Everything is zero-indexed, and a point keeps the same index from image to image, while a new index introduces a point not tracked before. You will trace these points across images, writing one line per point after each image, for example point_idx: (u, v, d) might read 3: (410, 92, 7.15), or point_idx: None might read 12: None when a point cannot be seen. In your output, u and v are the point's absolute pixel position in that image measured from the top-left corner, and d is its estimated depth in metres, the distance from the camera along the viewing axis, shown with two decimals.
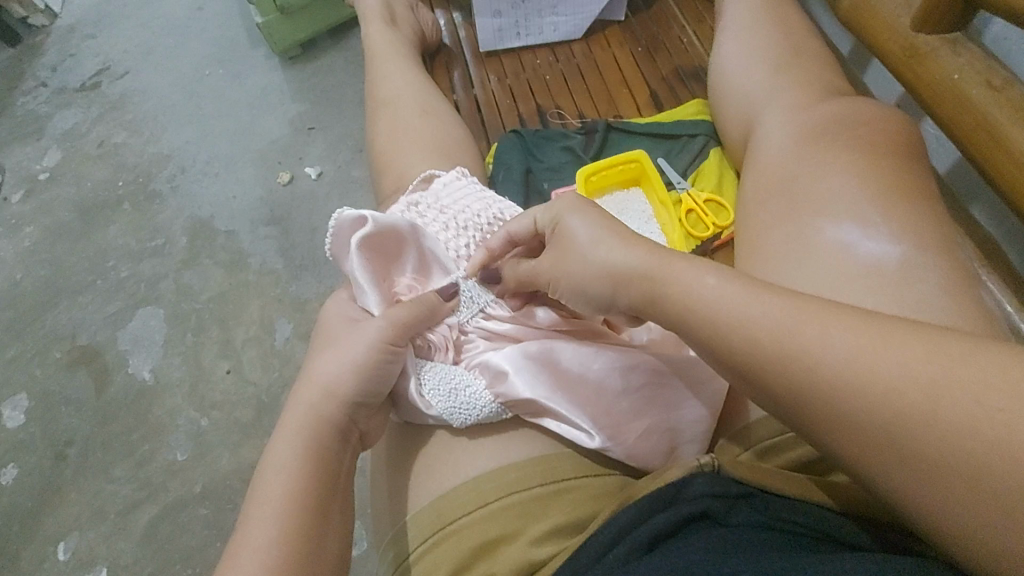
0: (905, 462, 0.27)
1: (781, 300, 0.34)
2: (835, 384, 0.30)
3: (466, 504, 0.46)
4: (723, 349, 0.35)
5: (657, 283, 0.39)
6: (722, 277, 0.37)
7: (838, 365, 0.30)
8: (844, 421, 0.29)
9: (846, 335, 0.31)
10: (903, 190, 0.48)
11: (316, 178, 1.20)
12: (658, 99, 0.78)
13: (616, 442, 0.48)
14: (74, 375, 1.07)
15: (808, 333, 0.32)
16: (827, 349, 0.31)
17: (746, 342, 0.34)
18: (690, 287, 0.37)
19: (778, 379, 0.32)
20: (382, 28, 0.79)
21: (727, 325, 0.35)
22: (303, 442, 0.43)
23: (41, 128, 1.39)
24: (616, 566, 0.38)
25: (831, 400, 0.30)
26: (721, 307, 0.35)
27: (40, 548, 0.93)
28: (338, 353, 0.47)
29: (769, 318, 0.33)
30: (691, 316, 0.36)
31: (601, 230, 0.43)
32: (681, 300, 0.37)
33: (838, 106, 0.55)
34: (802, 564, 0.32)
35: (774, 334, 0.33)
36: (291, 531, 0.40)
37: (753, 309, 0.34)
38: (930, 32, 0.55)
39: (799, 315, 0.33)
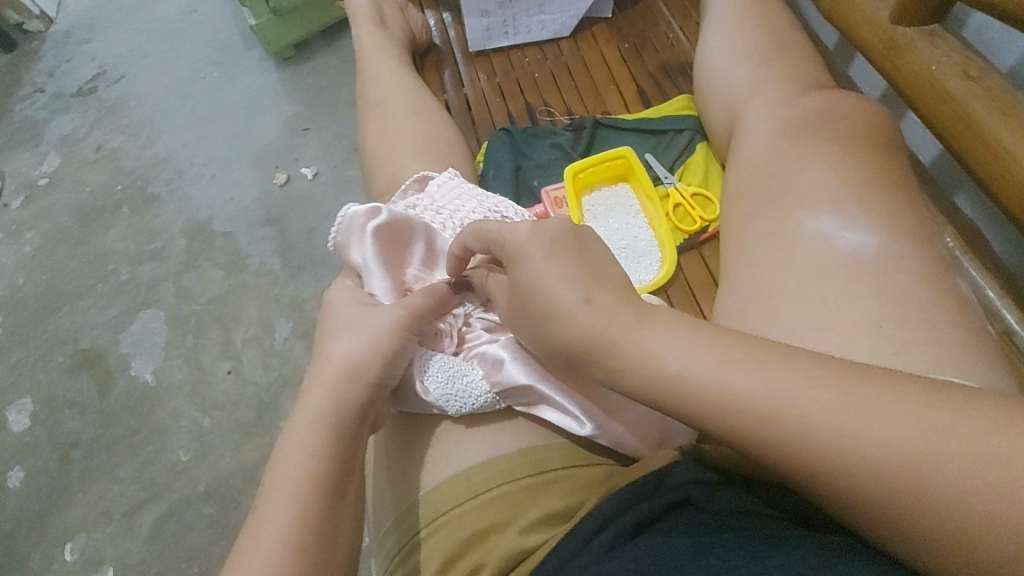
0: (907, 525, 0.28)
1: (756, 367, 0.33)
2: (829, 457, 0.30)
3: (459, 496, 0.47)
4: (708, 427, 0.33)
5: (630, 352, 0.36)
6: (694, 339, 0.35)
7: (828, 436, 0.30)
8: (842, 492, 0.30)
9: (827, 400, 0.31)
10: (878, 180, 0.49)
11: (312, 178, 1.21)
12: (645, 94, 0.78)
13: (606, 432, 0.49)
14: (78, 379, 1.08)
15: (793, 405, 0.31)
16: (814, 420, 0.31)
17: (733, 419, 0.32)
18: (666, 356, 0.35)
19: (772, 455, 0.32)
20: (372, 29, 0.80)
21: (711, 401, 0.33)
22: (318, 429, 0.45)
23: (39, 134, 1.40)
24: (601, 553, 0.39)
25: (827, 473, 0.30)
26: (702, 380, 0.34)
27: (49, 549, 0.95)
28: (354, 349, 0.48)
29: (752, 391, 0.32)
30: (671, 391, 0.34)
31: (559, 279, 0.40)
32: (659, 376, 0.35)
33: (818, 99, 0.55)
34: (780, 548, 0.33)
35: (760, 411, 0.32)
36: (306, 514, 0.41)
37: (734, 382, 0.33)
38: (908, 23, 0.56)
39: (770, 372, 0.33)
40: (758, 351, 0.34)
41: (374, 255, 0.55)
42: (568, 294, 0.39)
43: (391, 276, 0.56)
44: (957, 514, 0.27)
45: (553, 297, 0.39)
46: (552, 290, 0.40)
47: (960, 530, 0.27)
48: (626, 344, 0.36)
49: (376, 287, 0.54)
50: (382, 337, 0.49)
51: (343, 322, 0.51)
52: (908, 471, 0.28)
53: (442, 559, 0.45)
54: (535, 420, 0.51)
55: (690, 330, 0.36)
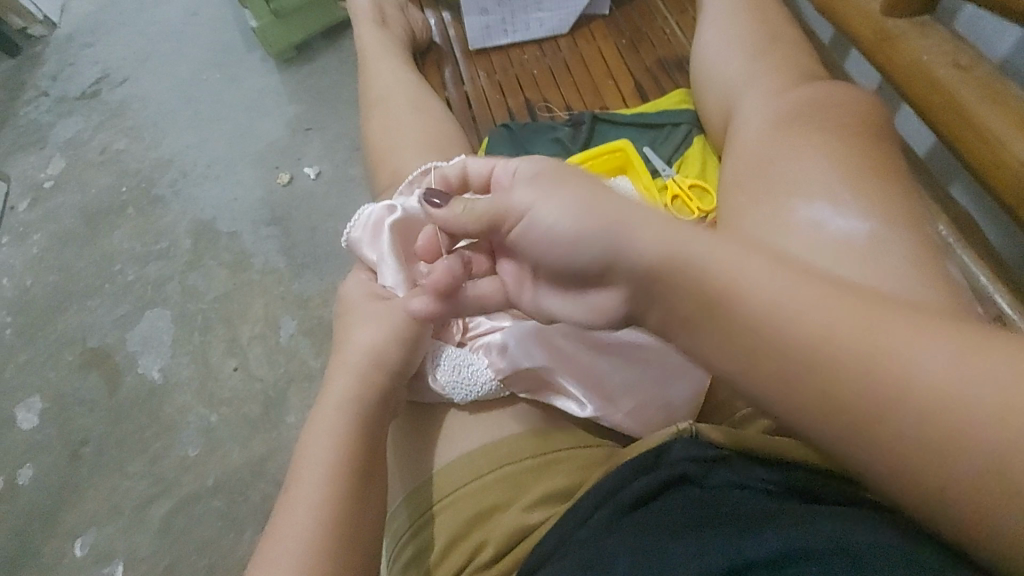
0: (989, 489, 0.26)
1: (851, 302, 0.30)
2: (915, 407, 0.28)
3: (462, 478, 0.49)
4: (782, 358, 0.30)
5: (696, 272, 0.33)
6: (782, 268, 0.32)
7: (921, 387, 0.28)
8: (922, 446, 0.28)
9: (932, 347, 0.28)
10: (870, 169, 0.50)
11: (315, 177, 1.23)
12: (643, 89, 0.80)
13: (607, 413, 0.50)
14: (86, 377, 1.10)
15: (890, 349, 0.29)
16: (911, 368, 0.28)
17: (814, 351, 0.30)
18: (745, 278, 0.32)
19: (850, 397, 0.29)
20: (373, 29, 0.81)
21: (793, 330, 0.30)
22: (347, 412, 0.47)
23: (44, 137, 1.42)
24: (601, 528, 0.41)
25: (910, 422, 0.28)
26: (785, 306, 0.31)
27: (61, 544, 0.96)
28: (379, 332, 0.51)
29: (847, 325, 0.30)
30: (745, 315, 0.31)
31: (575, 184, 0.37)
32: (732, 298, 0.32)
33: (814, 90, 0.57)
34: (774, 519, 0.35)
35: (848, 347, 0.29)
36: (337, 495, 0.43)
37: (824, 312, 0.30)
38: (898, 15, 0.57)
39: (849, 313, 0.30)
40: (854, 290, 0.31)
41: (389, 249, 0.57)
42: (561, 216, 0.35)
43: (405, 269, 0.57)
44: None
45: (550, 219, 0.36)
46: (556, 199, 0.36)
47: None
48: (694, 262, 0.33)
49: (390, 282, 0.56)
50: (402, 323, 0.51)
51: (367, 312, 0.53)
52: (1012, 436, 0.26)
53: (448, 539, 0.47)
54: (540, 406, 0.53)
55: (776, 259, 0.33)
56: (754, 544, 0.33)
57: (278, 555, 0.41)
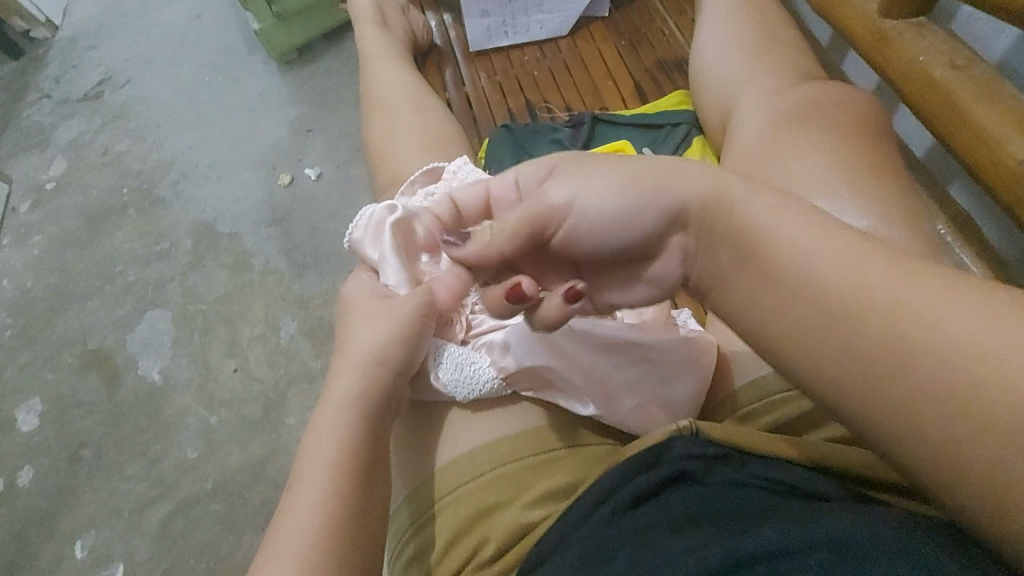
0: (994, 463, 0.25)
1: (885, 259, 0.29)
2: (928, 370, 0.27)
3: (462, 476, 0.49)
4: (798, 305, 0.31)
5: (724, 223, 0.34)
6: (818, 222, 0.32)
7: (938, 351, 0.27)
8: (926, 409, 0.27)
9: (964, 311, 0.26)
10: (869, 167, 0.50)
11: (316, 179, 1.23)
12: (642, 90, 0.80)
13: (609, 412, 0.51)
14: (86, 378, 1.10)
15: (917, 309, 0.27)
16: (936, 331, 0.27)
17: (831, 301, 0.30)
18: (774, 227, 0.32)
19: (861, 351, 0.29)
20: (374, 30, 0.82)
21: (814, 279, 0.30)
22: (347, 410, 0.47)
23: (46, 139, 1.42)
24: (602, 525, 0.41)
25: (921, 385, 0.27)
26: (810, 256, 0.31)
27: (59, 546, 0.96)
28: (380, 330, 0.51)
29: (876, 279, 0.29)
30: (768, 262, 0.32)
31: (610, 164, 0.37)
32: (755, 246, 0.33)
33: (812, 89, 0.57)
34: (775, 514, 0.35)
35: (869, 301, 0.29)
36: (338, 494, 0.43)
37: (854, 265, 0.30)
38: (896, 16, 0.57)
39: (880, 267, 0.29)
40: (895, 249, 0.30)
41: (391, 248, 0.57)
42: (607, 191, 0.36)
43: (406, 268, 0.57)
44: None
45: (587, 201, 0.36)
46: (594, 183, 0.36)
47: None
48: (723, 213, 0.34)
49: (393, 280, 0.57)
50: (402, 320, 0.51)
51: (368, 311, 0.53)
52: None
53: (448, 537, 0.47)
54: (543, 405, 0.53)
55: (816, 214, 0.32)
56: (753, 536, 0.33)
57: (281, 553, 0.41)
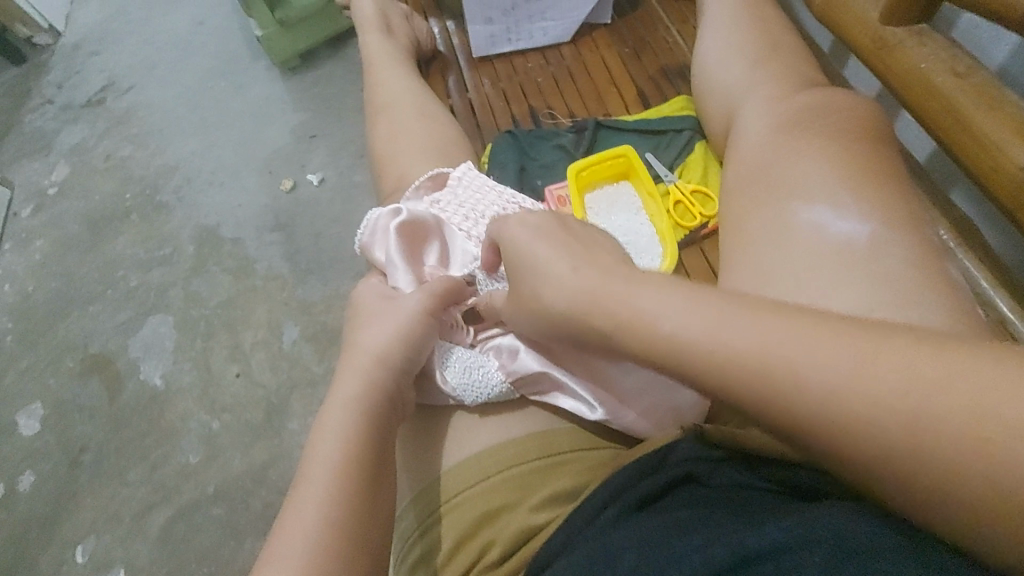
0: (905, 478, 0.28)
1: (752, 323, 0.34)
2: (825, 414, 0.30)
3: (469, 478, 0.49)
4: (708, 384, 0.34)
5: (626, 312, 0.38)
6: (691, 299, 0.36)
7: (823, 393, 0.30)
8: (841, 450, 0.30)
9: (843, 355, 0.31)
10: (870, 173, 0.51)
11: (319, 184, 1.24)
12: (645, 97, 0.81)
13: (616, 416, 0.50)
14: (88, 383, 1.10)
15: (790, 362, 0.32)
16: (811, 378, 0.31)
17: (729, 377, 0.33)
18: (661, 313, 0.36)
19: (768, 415, 0.32)
20: (379, 37, 0.82)
21: (709, 360, 0.34)
22: (352, 412, 0.47)
23: (49, 144, 1.43)
24: (608, 526, 0.41)
25: (827, 430, 0.30)
26: (698, 339, 0.34)
27: (59, 552, 0.96)
28: (385, 328, 0.51)
29: (754, 347, 0.33)
30: (668, 349, 0.35)
31: (558, 251, 0.43)
32: (655, 333, 0.36)
33: (813, 96, 0.58)
34: (783, 514, 0.35)
35: (757, 367, 0.32)
36: (344, 494, 0.43)
37: (732, 338, 0.34)
38: (897, 22, 0.58)
39: (767, 333, 0.33)
40: (756, 310, 0.34)
41: (396, 250, 0.59)
42: (568, 272, 0.42)
43: (412, 269, 0.59)
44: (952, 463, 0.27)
45: (551, 282, 0.42)
46: (540, 264, 0.43)
47: (955, 478, 0.27)
48: (623, 302, 0.38)
49: (398, 279, 0.58)
50: (407, 323, 0.51)
51: (374, 312, 0.54)
52: (906, 424, 0.28)
53: (455, 539, 0.47)
54: (549, 408, 0.53)
55: (687, 292, 0.37)
56: (758, 534, 0.33)
57: (285, 552, 0.41)
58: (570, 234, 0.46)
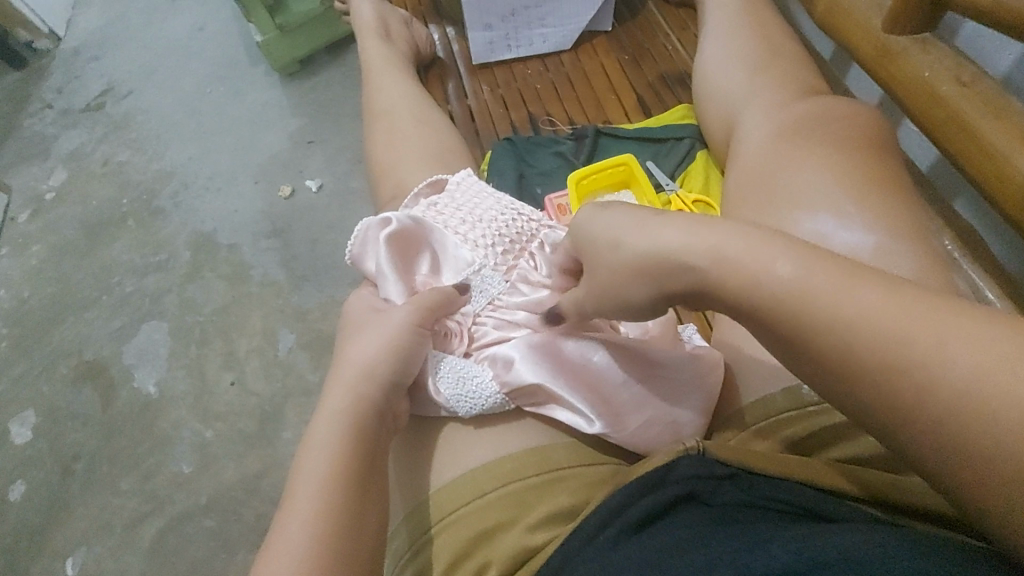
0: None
1: (888, 289, 0.29)
2: (945, 413, 0.26)
3: (465, 495, 0.48)
4: (822, 347, 0.30)
5: (733, 262, 0.33)
6: (815, 255, 0.31)
7: (961, 379, 0.26)
8: (969, 443, 0.26)
9: (987, 355, 0.26)
10: (876, 181, 0.50)
11: (316, 190, 1.23)
12: (645, 103, 0.80)
13: (615, 430, 0.49)
14: (80, 390, 1.08)
15: (929, 338, 0.27)
16: (951, 360, 0.27)
17: (852, 341, 0.29)
18: (770, 267, 0.32)
19: (887, 392, 0.28)
20: (378, 42, 0.82)
21: (827, 319, 0.29)
22: (341, 427, 0.46)
23: (47, 149, 1.42)
24: (606, 547, 0.39)
25: (955, 417, 0.26)
26: (821, 296, 0.30)
27: (48, 563, 0.94)
28: (375, 338, 0.50)
29: (888, 315, 0.28)
30: (773, 306, 0.31)
31: (633, 212, 0.39)
32: (764, 286, 0.32)
33: (813, 105, 0.57)
34: (787, 535, 0.33)
35: (887, 338, 0.28)
36: (333, 511, 0.42)
37: (865, 300, 0.29)
38: (900, 31, 0.57)
39: (899, 310, 0.28)
40: (893, 279, 0.30)
41: (386, 261, 0.57)
42: (647, 230, 0.37)
43: (403, 280, 0.57)
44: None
45: (626, 243, 0.37)
46: (616, 228, 0.39)
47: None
48: (728, 251, 0.33)
49: (388, 291, 0.56)
50: (397, 334, 0.50)
51: (365, 323, 0.53)
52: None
53: (449, 559, 0.45)
54: (546, 421, 0.52)
55: (810, 247, 0.32)
56: (762, 559, 0.32)
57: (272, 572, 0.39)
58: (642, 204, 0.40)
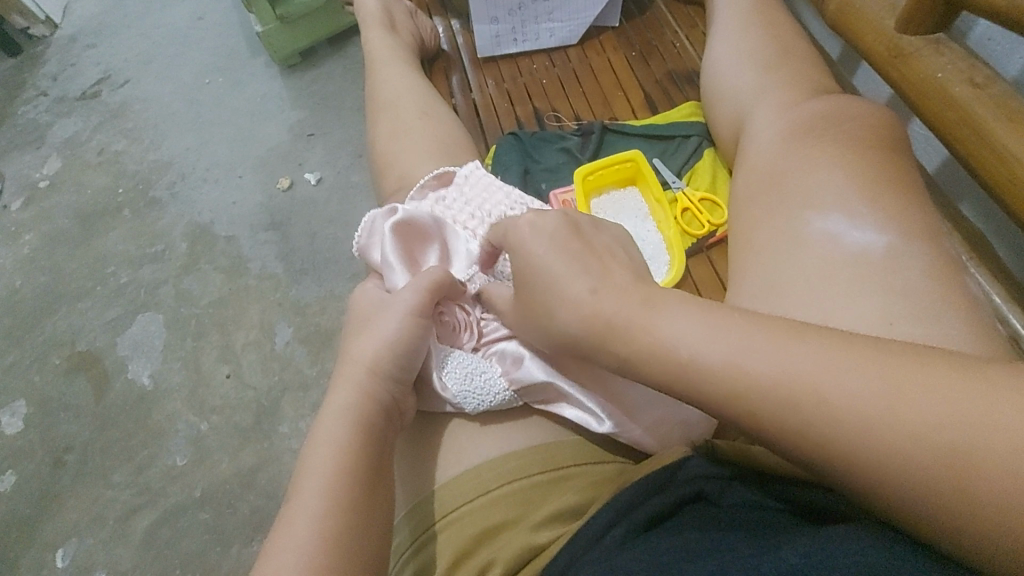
0: (948, 506, 0.26)
1: (779, 347, 0.32)
2: (858, 447, 0.28)
3: (468, 492, 0.47)
4: (736, 411, 0.32)
5: (647, 334, 0.35)
6: (712, 322, 0.34)
7: (858, 418, 0.28)
8: (886, 470, 0.27)
9: (875, 385, 0.29)
10: (886, 181, 0.49)
11: (316, 183, 1.22)
12: (652, 101, 0.80)
13: (624, 429, 0.48)
14: (74, 381, 1.07)
15: (824, 383, 0.30)
16: (848, 397, 0.29)
17: (760, 404, 0.31)
18: (679, 338, 0.34)
19: (801, 444, 0.30)
20: (382, 33, 0.81)
21: (735, 383, 0.32)
22: (347, 423, 0.45)
23: (41, 136, 1.40)
24: (614, 547, 0.39)
25: (867, 449, 0.28)
26: (724, 365, 0.32)
27: (38, 555, 0.92)
28: (374, 331, 0.49)
29: (783, 371, 0.31)
30: (689, 376, 0.33)
31: (570, 262, 0.40)
32: (679, 360, 0.33)
33: (826, 103, 0.56)
34: (801, 537, 0.33)
35: (787, 395, 0.30)
36: (338, 508, 0.41)
37: (761, 362, 0.31)
38: (914, 32, 0.57)
39: (792, 360, 0.31)
40: (782, 333, 0.32)
41: (393, 253, 0.57)
42: (580, 287, 0.38)
43: (409, 271, 0.57)
44: (990, 492, 0.25)
45: (563, 297, 0.39)
46: (555, 282, 0.40)
47: (1000, 505, 0.25)
48: (644, 327, 0.35)
49: (394, 281, 0.56)
50: (399, 324, 0.49)
51: (368, 317, 0.52)
52: (948, 448, 0.26)
53: (451, 558, 0.45)
54: (553, 418, 0.51)
55: (710, 314, 0.35)
56: (774, 559, 0.31)
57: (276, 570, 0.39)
58: (582, 247, 0.41)
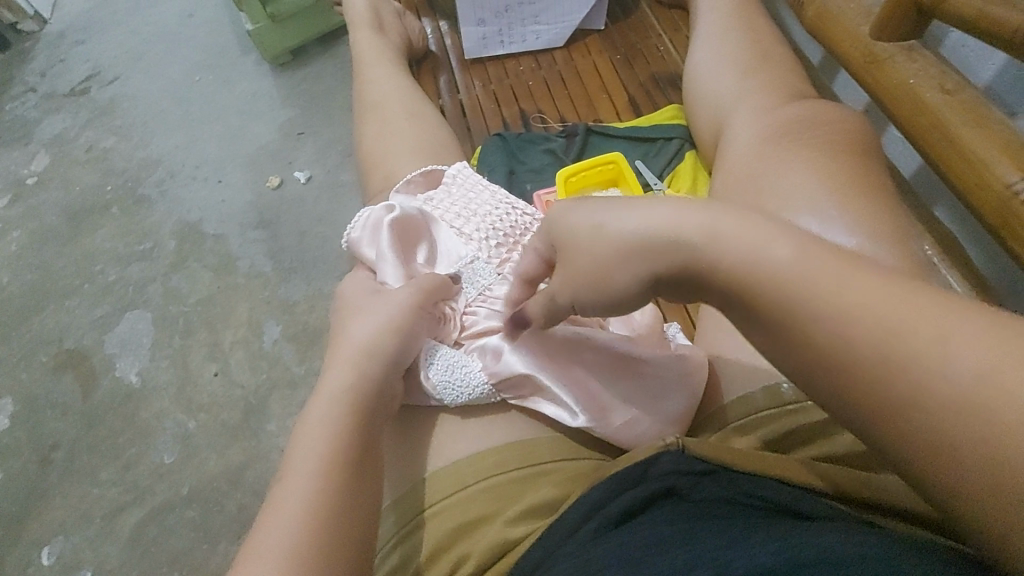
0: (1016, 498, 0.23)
1: (889, 285, 0.28)
2: (933, 412, 0.25)
3: (447, 488, 0.48)
4: (813, 333, 0.27)
5: (729, 240, 0.30)
6: (809, 246, 0.29)
7: (946, 382, 0.25)
8: (952, 443, 0.24)
9: (978, 352, 0.25)
10: (858, 184, 0.51)
11: (305, 182, 1.22)
12: (636, 104, 0.81)
13: (600, 424, 0.49)
14: (61, 379, 1.07)
15: (921, 334, 0.26)
16: (943, 357, 0.25)
17: (848, 333, 0.27)
18: (768, 251, 0.29)
19: (874, 392, 0.26)
20: (370, 34, 0.81)
21: (821, 307, 0.27)
22: (339, 406, 0.46)
23: (29, 134, 1.39)
24: (586, 540, 0.40)
25: (940, 417, 0.25)
26: (816, 282, 0.28)
27: (25, 554, 0.92)
28: (371, 320, 0.51)
29: (884, 310, 0.27)
30: (767, 289, 0.29)
31: (607, 204, 0.34)
32: (760, 273, 0.29)
33: (804, 107, 0.58)
34: (772, 532, 0.34)
35: (881, 337, 0.26)
36: (328, 491, 0.42)
37: (860, 291, 0.27)
38: (888, 38, 0.58)
39: (896, 304, 0.27)
40: (892, 277, 0.28)
41: (388, 246, 0.57)
42: (623, 227, 0.33)
43: (403, 266, 0.57)
44: None
45: (599, 243, 0.34)
46: (594, 226, 0.34)
47: None
48: (723, 235, 0.30)
49: (387, 274, 0.56)
50: (396, 314, 0.50)
51: (360, 306, 0.53)
52: None
53: (430, 550, 0.46)
54: (531, 414, 0.52)
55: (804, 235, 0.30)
56: (741, 555, 0.32)
57: (264, 550, 0.39)
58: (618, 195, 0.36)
